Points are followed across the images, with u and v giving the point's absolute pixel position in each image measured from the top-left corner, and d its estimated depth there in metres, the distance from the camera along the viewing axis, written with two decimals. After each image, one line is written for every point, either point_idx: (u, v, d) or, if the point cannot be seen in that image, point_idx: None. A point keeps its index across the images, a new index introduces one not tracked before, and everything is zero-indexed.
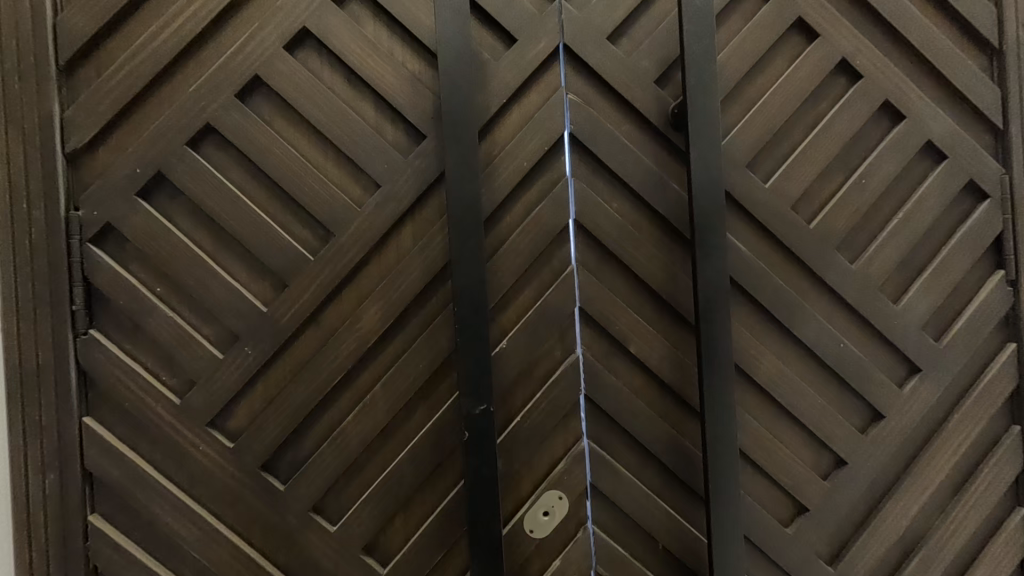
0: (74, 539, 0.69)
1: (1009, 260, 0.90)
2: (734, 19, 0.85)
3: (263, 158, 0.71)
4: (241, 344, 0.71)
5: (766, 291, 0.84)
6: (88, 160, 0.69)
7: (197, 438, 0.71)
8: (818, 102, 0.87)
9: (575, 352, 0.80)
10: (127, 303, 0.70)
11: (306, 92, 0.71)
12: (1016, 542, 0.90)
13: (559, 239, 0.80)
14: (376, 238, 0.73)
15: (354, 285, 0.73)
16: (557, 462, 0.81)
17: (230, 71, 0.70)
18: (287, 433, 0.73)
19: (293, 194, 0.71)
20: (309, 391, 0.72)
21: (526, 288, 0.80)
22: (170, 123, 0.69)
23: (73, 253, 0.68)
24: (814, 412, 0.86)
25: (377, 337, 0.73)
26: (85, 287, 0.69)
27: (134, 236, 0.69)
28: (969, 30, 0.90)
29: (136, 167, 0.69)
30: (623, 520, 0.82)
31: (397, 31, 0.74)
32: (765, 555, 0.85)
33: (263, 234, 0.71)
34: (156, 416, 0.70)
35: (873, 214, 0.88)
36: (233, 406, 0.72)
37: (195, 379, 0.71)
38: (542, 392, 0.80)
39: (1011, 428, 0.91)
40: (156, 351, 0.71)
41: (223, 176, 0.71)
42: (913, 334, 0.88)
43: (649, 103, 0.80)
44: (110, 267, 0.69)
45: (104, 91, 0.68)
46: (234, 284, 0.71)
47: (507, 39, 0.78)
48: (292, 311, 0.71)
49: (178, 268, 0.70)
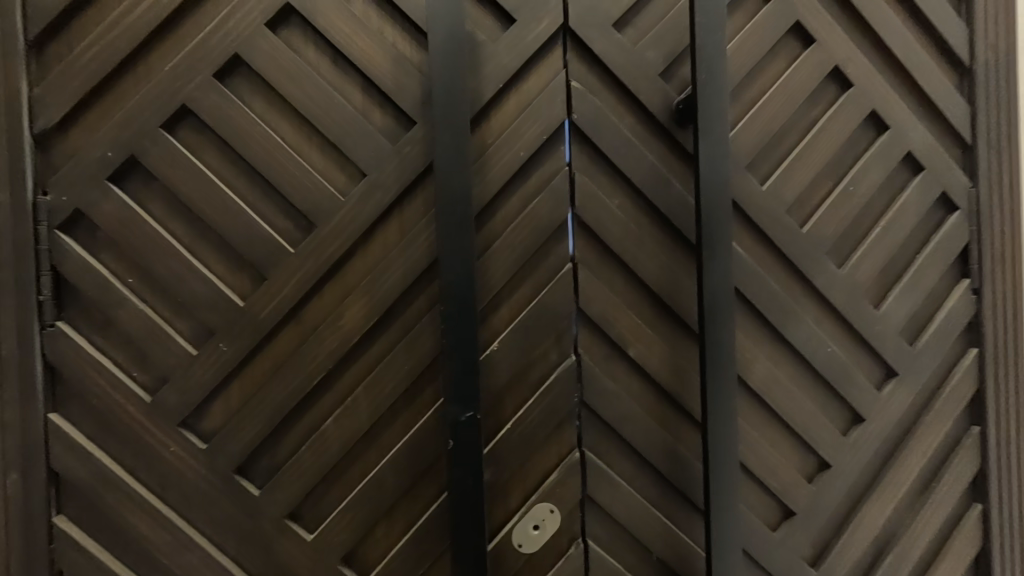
0: (38, 540, 0.67)
1: (974, 269, 0.91)
2: (736, 18, 0.77)
3: (243, 137, 0.68)
4: (216, 339, 0.69)
5: (762, 294, 0.77)
6: (58, 141, 0.67)
7: (169, 438, 0.69)
8: (811, 108, 0.81)
9: (571, 354, 0.73)
10: (97, 294, 0.67)
11: (292, 71, 0.68)
12: (972, 537, 0.92)
13: (556, 236, 0.72)
14: (355, 237, 0.70)
15: (336, 281, 0.71)
16: (547, 470, 0.73)
17: (211, 49, 0.67)
18: (264, 436, 0.70)
19: (275, 181, 0.69)
20: (285, 396, 0.70)
21: (519, 288, 0.72)
22: (143, 104, 0.66)
23: (40, 239, 0.66)
24: (802, 415, 0.80)
25: (360, 337, 0.71)
26: (52, 275, 0.67)
27: (105, 224, 0.67)
28: (944, 46, 0.89)
29: (107, 150, 0.66)
30: (613, 537, 0.74)
31: (390, 9, 0.71)
32: (754, 561, 0.78)
33: (246, 223, 0.68)
34: (125, 414, 0.68)
35: (859, 221, 0.84)
36: (207, 406, 0.70)
37: (168, 376, 0.69)
38: (533, 399, 0.72)
39: (971, 428, 0.92)
40: (126, 341, 0.69)
41: (199, 160, 0.68)
42: (893, 349, 0.84)
43: (653, 97, 0.72)
44: (78, 256, 0.67)
45: (74, 70, 0.66)
46: (210, 276, 0.69)
47: (504, 21, 0.70)
48: (272, 305, 0.69)
49: (150, 258, 0.68)
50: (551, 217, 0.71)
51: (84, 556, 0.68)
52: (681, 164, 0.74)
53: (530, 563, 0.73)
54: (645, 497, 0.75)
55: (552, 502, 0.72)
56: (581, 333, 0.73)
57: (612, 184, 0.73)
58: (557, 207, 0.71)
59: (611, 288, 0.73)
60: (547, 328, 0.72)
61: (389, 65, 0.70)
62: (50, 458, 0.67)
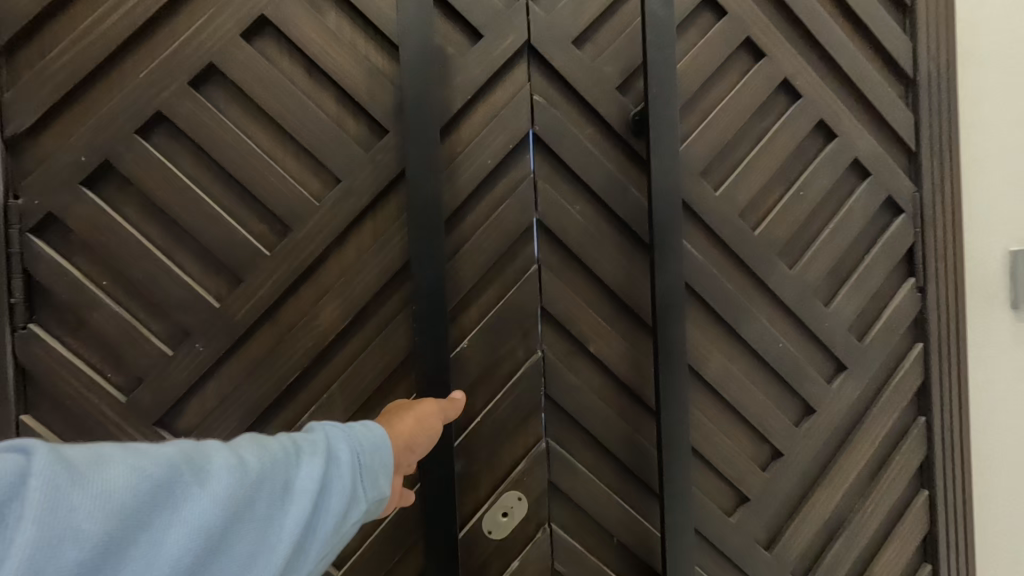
0: None
1: (919, 269, 0.96)
2: (691, 33, 0.82)
3: (216, 142, 0.70)
4: (192, 341, 0.70)
5: (716, 293, 0.81)
6: (29, 146, 0.68)
7: (145, 437, 0.70)
8: (762, 118, 0.86)
9: (538, 351, 0.76)
10: (70, 296, 0.69)
11: (264, 80, 0.71)
12: (919, 521, 0.97)
13: (522, 238, 0.76)
14: (329, 239, 0.73)
15: (311, 282, 0.73)
16: (514, 463, 0.76)
17: (184, 58, 0.69)
18: (240, 434, 0.72)
19: (249, 186, 0.71)
20: (259, 395, 0.72)
21: (489, 287, 0.75)
22: (117, 110, 0.68)
23: (11, 243, 0.67)
24: (756, 408, 0.84)
25: (335, 337, 0.74)
26: (24, 278, 0.68)
27: (78, 227, 0.68)
28: (889, 61, 0.95)
29: (81, 155, 0.68)
30: (577, 526, 0.78)
31: (359, 21, 0.73)
32: (710, 544, 0.83)
33: (220, 227, 0.71)
34: (99, 414, 0.69)
35: (808, 224, 0.89)
36: (183, 406, 0.72)
37: (143, 376, 0.70)
38: (503, 393, 0.75)
39: (918, 419, 0.98)
40: (101, 343, 0.70)
41: (173, 165, 0.70)
42: (842, 344, 0.89)
43: (612, 108, 0.76)
44: (51, 259, 0.68)
45: (46, 76, 0.67)
46: (185, 279, 0.71)
47: (473, 36, 0.74)
48: (247, 306, 0.71)
49: (125, 262, 0.69)
50: (515, 221, 0.75)
51: None
52: (639, 170, 0.78)
53: (497, 551, 0.76)
54: (607, 486, 0.78)
55: (519, 493, 0.76)
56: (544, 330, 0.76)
57: (574, 190, 0.77)
58: (521, 210, 0.75)
59: (573, 288, 0.77)
60: (514, 326, 0.75)
61: (358, 73, 0.73)
62: None
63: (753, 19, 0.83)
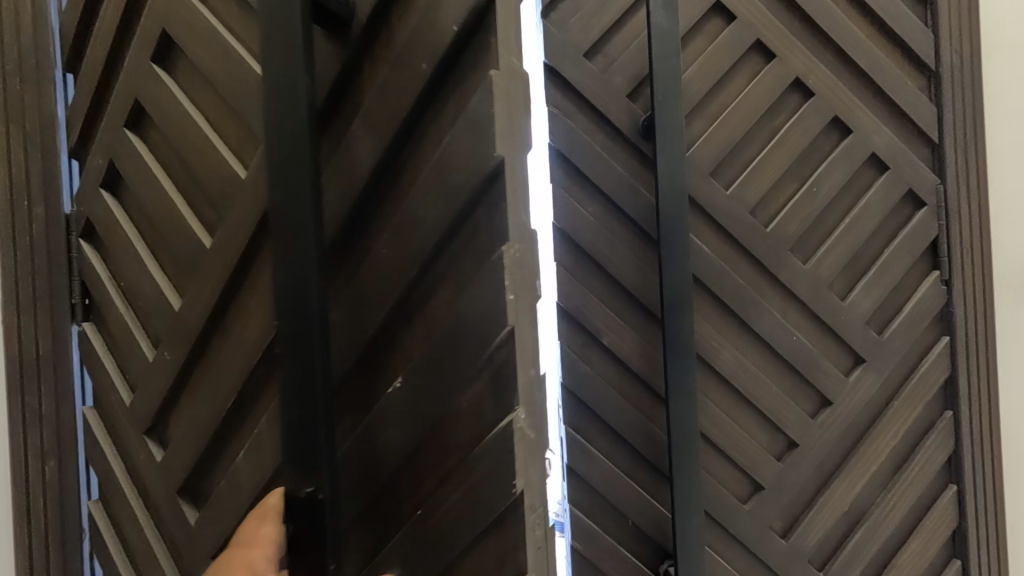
0: (73, 524, 0.82)
1: (944, 262, 0.94)
2: (697, 39, 0.85)
3: (176, 127, 0.74)
4: (162, 348, 0.77)
5: (727, 289, 0.85)
6: (83, 156, 0.83)
7: (141, 447, 0.80)
8: (775, 117, 0.88)
9: (514, 408, 0.57)
10: (105, 299, 0.80)
11: (198, 37, 0.71)
12: (949, 515, 0.95)
13: (463, 235, 0.58)
14: (246, 244, 0.70)
15: (250, 287, 0.72)
16: (465, 526, 0.59)
17: (147, 35, 0.74)
18: (192, 461, 0.76)
19: (189, 158, 0.74)
20: (214, 417, 0.74)
21: (433, 299, 0.61)
22: (117, 112, 0.78)
23: (72, 248, 0.82)
24: (769, 398, 0.87)
25: (262, 353, 0.71)
26: (81, 282, 0.82)
27: (104, 232, 0.80)
28: (909, 53, 0.93)
29: (97, 159, 0.80)
30: (591, 506, 0.83)
31: None
32: (725, 530, 0.85)
33: (178, 220, 0.75)
34: (117, 413, 0.81)
35: (824, 219, 0.90)
36: (167, 417, 0.79)
37: (140, 381, 0.79)
38: (456, 475, 0.59)
39: (944, 413, 0.95)
40: (118, 340, 0.81)
41: (149, 155, 0.77)
42: (858, 336, 0.90)
43: (619, 115, 0.81)
44: (92, 263, 0.81)
45: (88, 94, 0.80)
46: (160, 280, 0.77)
47: None
48: (196, 310, 0.74)
49: (122, 261, 0.79)
50: (457, 197, 0.57)
51: (124, 522, 0.81)
52: (648, 171, 0.82)
53: None
54: (619, 471, 0.83)
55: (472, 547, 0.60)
56: (514, 362, 0.56)
57: (584, 193, 0.81)
58: (466, 178, 0.57)
59: (583, 284, 0.82)
60: (475, 366, 0.58)
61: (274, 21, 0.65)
62: (94, 437, 0.82)
63: (765, 22, 0.87)
